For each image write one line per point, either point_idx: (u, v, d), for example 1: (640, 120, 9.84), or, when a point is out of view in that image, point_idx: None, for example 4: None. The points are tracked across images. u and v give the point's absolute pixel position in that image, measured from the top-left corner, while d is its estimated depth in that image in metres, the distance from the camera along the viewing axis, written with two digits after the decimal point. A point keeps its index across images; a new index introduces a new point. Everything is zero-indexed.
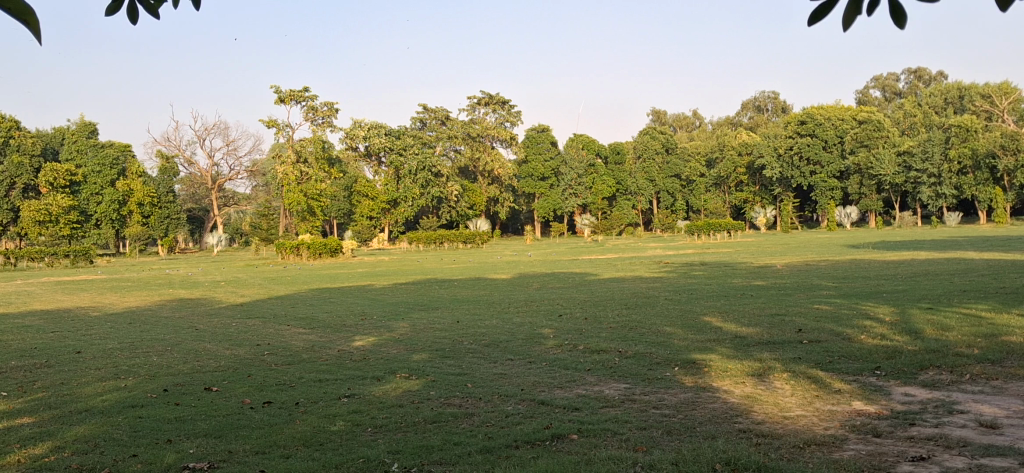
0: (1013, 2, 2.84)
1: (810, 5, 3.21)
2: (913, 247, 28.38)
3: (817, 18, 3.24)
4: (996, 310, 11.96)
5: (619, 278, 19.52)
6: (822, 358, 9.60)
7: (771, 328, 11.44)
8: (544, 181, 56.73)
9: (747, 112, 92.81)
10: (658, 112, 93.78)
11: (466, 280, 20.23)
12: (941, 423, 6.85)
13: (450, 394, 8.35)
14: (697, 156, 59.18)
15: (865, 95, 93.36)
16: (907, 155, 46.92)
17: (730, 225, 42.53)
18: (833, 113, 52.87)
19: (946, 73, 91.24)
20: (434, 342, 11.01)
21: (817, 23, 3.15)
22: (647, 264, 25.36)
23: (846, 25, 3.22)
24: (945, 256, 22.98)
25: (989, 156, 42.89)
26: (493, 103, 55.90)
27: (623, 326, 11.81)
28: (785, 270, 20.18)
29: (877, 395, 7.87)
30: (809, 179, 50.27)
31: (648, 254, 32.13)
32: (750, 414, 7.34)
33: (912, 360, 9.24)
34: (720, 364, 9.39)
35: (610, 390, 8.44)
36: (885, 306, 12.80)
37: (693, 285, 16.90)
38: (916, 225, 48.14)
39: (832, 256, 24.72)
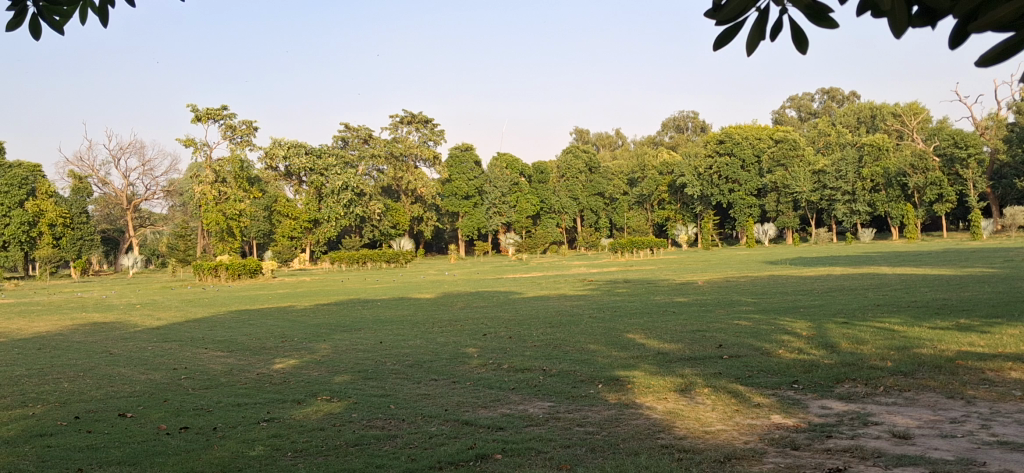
0: (907, 29, 2.84)
1: (717, 28, 3.31)
2: (830, 263, 29.17)
3: (726, 42, 3.34)
4: (908, 324, 12.31)
5: (544, 296, 19.59)
6: (742, 372, 9.76)
7: (692, 344, 11.60)
8: (468, 200, 56.25)
9: (667, 131, 94.49)
10: (580, 131, 94.63)
11: (391, 300, 20.08)
12: (857, 435, 7.00)
13: (373, 416, 8.24)
14: (619, 175, 59.87)
15: (782, 116, 96.22)
16: (821, 174, 48.40)
17: (652, 242, 43.02)
18: (751, 131, 53.85)
19: (857, 95, 94.38)
20: (357, 363, 10.88)
21: (718, 44, 3.25)
22: (571, 281, 25.53)
23: (751, 50, 3.31)
24: (859, 271, 23.58)
25: (900, 175, 44.29)
26: (416, 121, 55.80)
27: (547, 344, 11.84)
28: (706, 286, 20.56)
29: (795, 408, 8.03)
30: (728, 197, 51.57)
31: (571, 272, 32.30)
32: (672, 430, 7.41)
33: (829, 373, 9.46)
34: (643, 380, 9.48)
35: (534, 408, 8.43)
36: (801, 321, 13.07)
37: (616, 303, 17.07)
38: (831, 241, 49.46)
39: (750, 273, 25.23)
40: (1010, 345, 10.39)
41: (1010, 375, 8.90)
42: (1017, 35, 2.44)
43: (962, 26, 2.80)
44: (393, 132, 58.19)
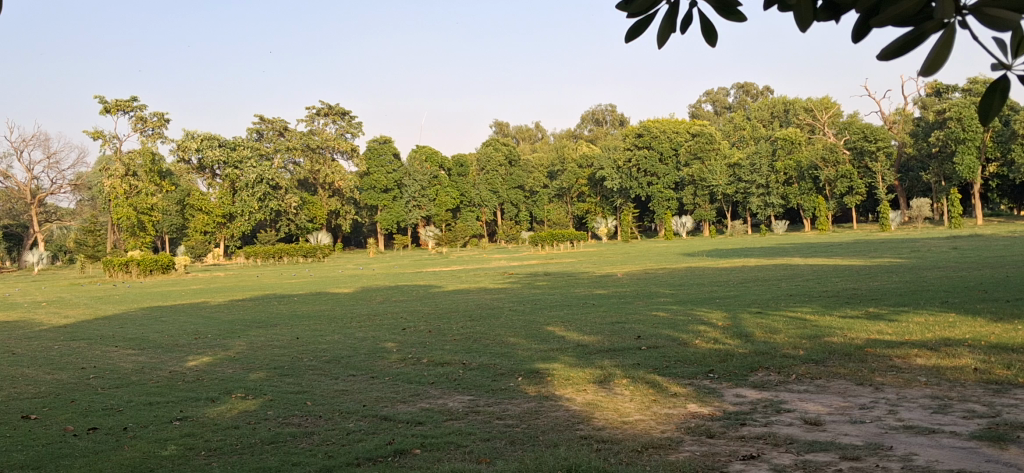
0: (813, 22, 2.90)
1: (629, 20, 3.31)
2: (744, 254, 29.75)
3: (637, 35, 3.34)
4: (818, 313, 12.63)
5: (463, 290, 19.58)
6: (659, 363, 9.88)
7: (612, 335, 11.71)
8: (387, 193, 55.50)
9: (587, 124, 95.28)
10: (500, 124, 94.72)
11: (308, 295, 19.82)
12: (770, 422, 7.14)
13: (289, 413, 8.10)
14: (538, 168, 60.12)
15: (698, 110, 97.96)
16: (736, 167, 49.45)
17: (572, 236, 43.32)
18: (668, 125, 54.63)
19: (771, 89, 96.64)
20: (272, 360, 10.69)
21: (634, 38, 3.26)
22: (491, 274, 25.54)
23: (662, 43, 3.33)
24: (773, 262, 24.11)
25: (812, 168, 45.59)
26: (334, 114, 55.20)
27: (467, 338, 11.80)
28: (624, 278, 20.79)
29: (710, 397, 8.16)
30: (646, 189, 52.34)
31: (491, 265, 32.32)
32: (591, 421, 7.44)
33: (743, 362, 9.64)
34: (562, 372, 9.51)
35: (454, 402, 8.39)
36: (717, 312, 13.31)
37: (536, 295, 17.15)
38: (747, 232, 50.59)
39: (668, 264, 25.61)
40: (916, 332, 10.75)
41: (915, 361, 9.20)
42: (917, 27, 2.47)
43: (866, 21, 2.84)
44: (310, 125, 57.42)
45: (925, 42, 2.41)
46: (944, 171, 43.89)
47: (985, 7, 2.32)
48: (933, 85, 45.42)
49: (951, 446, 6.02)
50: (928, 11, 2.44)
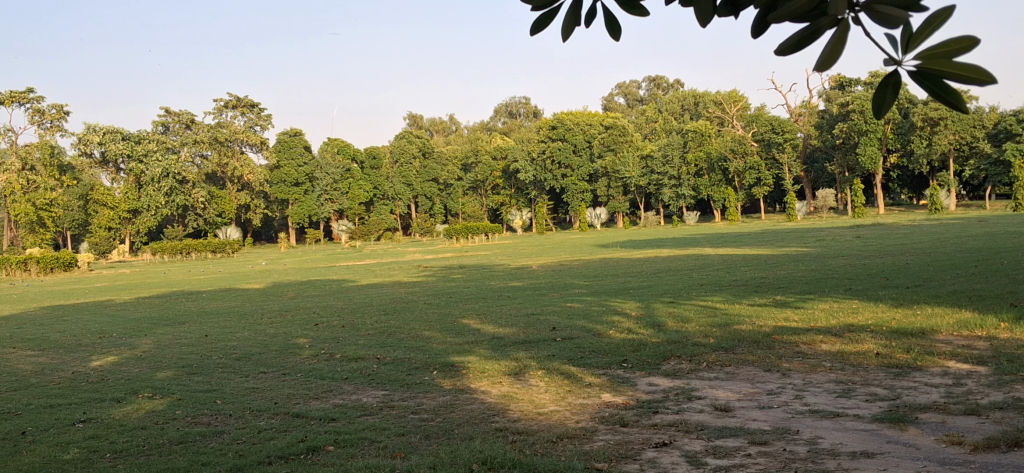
0: (711, 17, 2.93)
1: (534, 14, 3.29)
2: (656, 245, 30.25)
3: (542, 28, 3.32)
4: (728, 301, 12.91)
5: (377, 284, 19.44)
6: (574, 353, 9.95)
7: (526, 327, 11.75)
8: (298, 187, 53.99)
9: (501, 116, 95.68)
10: (414, 116, 94.33)
11: (218, 291, 19.43)
12: (681, 410, 7.26)
13: (198, 412, 7.92)
14: (453, 161, 60.02)
15: (611, 102, 99.27)
16: (649, 159, 50.21)
17: (486, 228, 43.35)
18: (582, 117, 55.04)
19: (682, 83, 98.47)
20: (181, 358, 10.44)
21: (537, 29, 3.25)
22: (406, 268, 25.43)
23: (568, 36, 3.32)
24: (684, 252, 24.58)
25: (721, 160, 46.63)
26: (242, 105, 54.16)
27: (381, 332, 11.71)
28: (539, 270, 20.94)
29: (623, 386, 8.25)
30: (560, 182, 52.69)
31: (406, 258, 32.24)
32: (507, 413, 7.45)
33: (656, 352, 9.78)
34: (477, 366, 9.51)
35: (368, 397, 8.31)
36: (630, 302, 13.49)
37: (451, 288, 17.14)
38: (659, 224, 51.48)
39: (581, 256, 25.89)
40: (821, 319, 11.05)
41: (821, 347, 9.45)
42: (812, 22, 2.48)
43: (764, 16, 2.86)
44: (218, 117, 56.22)
45: (818, 39, 2.45)
46: (848, 162, 45.37)
47: (876, 4, 2.36)
48: (837, 77, 46.79)
49: (853, 429, 6.20)
50: (822, 6, 2.46)
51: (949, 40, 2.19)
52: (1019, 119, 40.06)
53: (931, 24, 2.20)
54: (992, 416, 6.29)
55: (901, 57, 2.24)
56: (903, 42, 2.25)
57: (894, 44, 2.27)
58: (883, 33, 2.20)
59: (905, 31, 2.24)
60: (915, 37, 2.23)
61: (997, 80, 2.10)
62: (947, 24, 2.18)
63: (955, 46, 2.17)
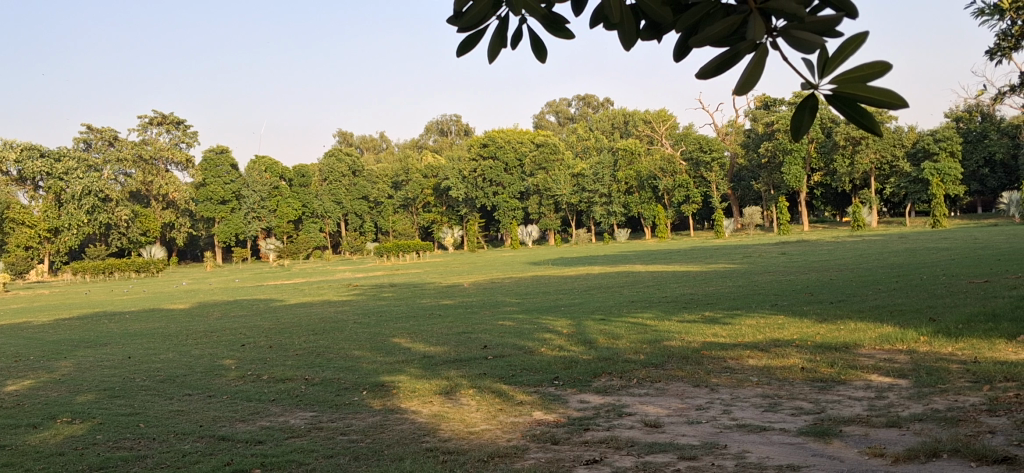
0: (634, 40, 2.92)
1: (460, 36, 3.24)
2: (588, 262, 30.46)
3: (467, 50, 3.24)
4: (658, 318, 13.01)
5: (306, 303, 19.14)
6: (506, 371, 9.92)
7: (458, 346, 11.68)
8: (225, 205, 53.30)
9: (432, 134, 95.83)
10: (344, 133, 93.79)
11: (141, 312, 18.92)
12: (612, 426, 7.27)
13: (120, 437, 7.67)
14: (383, 178, 59.68)
15: (542, 120, 100.31)
16: (579, 177, 50.71)
17: (417, 246, 43.20)
18: (514, 134, 54.89)
19: (612, 102, 99.92)
20: (102, 381, 10.12)
21: (464, 53, 3.21)
22: (336, 287, 25.15)
23: (493, 57, 3.29)
24: (615, 269, 24.79)
25: (651, 178, 47.50)
26: (167, 123, 53.16)
27: (310, 352, 11.53)
28: (471, 288, 20.88)
29: (555, 404, 8.23)
30: (492, 199, 52.79)
31: (336, 277, 31.97)
32: (437, 433, 7.37)
33: (587, 368, 9.80)
34: (408, 385, 9.40)
35: (296, 419, 8.14)
36: (562, 319, 13.50)
37: (381, 307, 16.98)
38: (590, 241, 52.00)
39: (514, 274, 25.93)
40: (748, 334, 11.22)
41: (748, 362, 9.58)
42: (731, 47, 2.50)
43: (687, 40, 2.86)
44: (142, 134, 55.04)
45: (738, 64, 2.46)
46: (773, 180, 46.38)
47: (794, 29, 2.39)
48: (762, 98, 47.66)
49: (779, 442, 6.28)
50: (741, 32, 2.47)
51: (865, 63, 2.22)
52: (936, 139, 41.25)
53: (845, 49, 2.25)
54: (913, 427, 6.44)
55: (817, 80, 2.28)
56: (819, 65, 2.28)
57: (812, 66, 2.30)
58: (802, 57, 2.22)
59: (822, 57, 2.27)
60: (832, 60, 2.26)
61: (910, 102, 2.15)
62: (862, 48, 2.22)
63: (869, 70, 2.21)
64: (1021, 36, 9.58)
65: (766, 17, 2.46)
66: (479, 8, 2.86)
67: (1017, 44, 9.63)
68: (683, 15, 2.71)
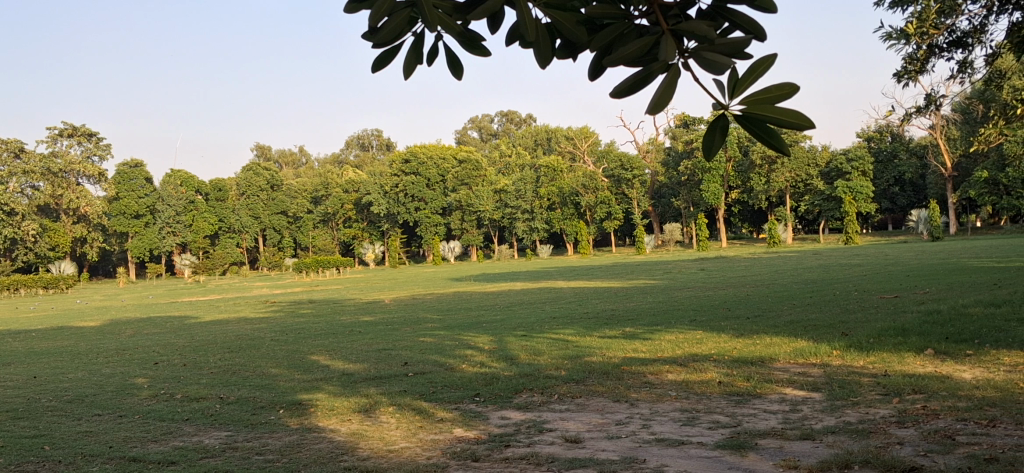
0: (554, 59, 2.73)
1: (375, 52, 2.98)
2: (510, 278, 30.51)
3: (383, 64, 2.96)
4: (579, 334, 13.06)
5: (222, 320, 18.68)
6: (426, 388, 9.82)
7: (378, 363, 11.53)
8: (139, 219, 51.84)
9: (353, 150, 95.36)
10: (262, 147, 92.62)
11: (46, 330, 18.20)
12: (532, 442, 7.24)
13: (23, 460, 7.35)
14: (302, 193, 59.06)
15: (464, 135, 100.83)
16: (502, 194, 51.09)
17: (338, 261, 42.59)
18: (435, 151, 55.27)
19: (534, 119, 100.99)
20: (4, 402, 9.69)
21: (378, 69, 3.00)
22: (253, 304, 24.64)
23: (409, 74, 3.04)
24: (537, 285, 24.88)
25: (574, 195, 48.30)
26: (78, 134, 51.42)
27: (226, 371, 11.25)
28: (392, 304, 20.67)
29: (475, 420, 8.19)
30: (414, 214, 52.60)
31: (252, 293, 31.39)
32: (356, 451, 7.24)
33: (508, 385, 9.78)
34: (326, 403, 9.23)
35: (210, 439, 7.92)
36: (483, 336, 13.41)
37: (300, 324, 16.68)
38: (512, 256, 52.27)
39: (435, 290, 25.80)
40: (667, 349, 11.35)
41: (668, 376, 9.68)
42: (644, 67, 2.44)
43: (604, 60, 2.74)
44: (51, 146, 53.17)
45: (651, 86, 2.39)
46: (693, 197, 47.28)
47: (705, 49, 2.36)
48: (681, 117, 48.45)
49: (697, 456, 6.34)
50: (653, 53, 2.43)
51: (772, 85, 2.24)
52: (848, 159, 42.54)
53: (755, 71, 2.26)
54: (826, 440, 6.57)
55: (727, 101, 2.28)
56: (729, 86, 2.28)
57: (722, 86, 2.29)
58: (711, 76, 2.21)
59: (731, 77, 2.27)
60: (741, 81, 2.27)
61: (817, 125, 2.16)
62: (769, 70, 2.24)
63: (776, 92, 2.23)
64: (926, 60, 9.94)
65: (678, 38, 2.43)
66: (395, 23, 2.62)
67: (922, 68, 9.98)
68: (596, 36, 2.62)
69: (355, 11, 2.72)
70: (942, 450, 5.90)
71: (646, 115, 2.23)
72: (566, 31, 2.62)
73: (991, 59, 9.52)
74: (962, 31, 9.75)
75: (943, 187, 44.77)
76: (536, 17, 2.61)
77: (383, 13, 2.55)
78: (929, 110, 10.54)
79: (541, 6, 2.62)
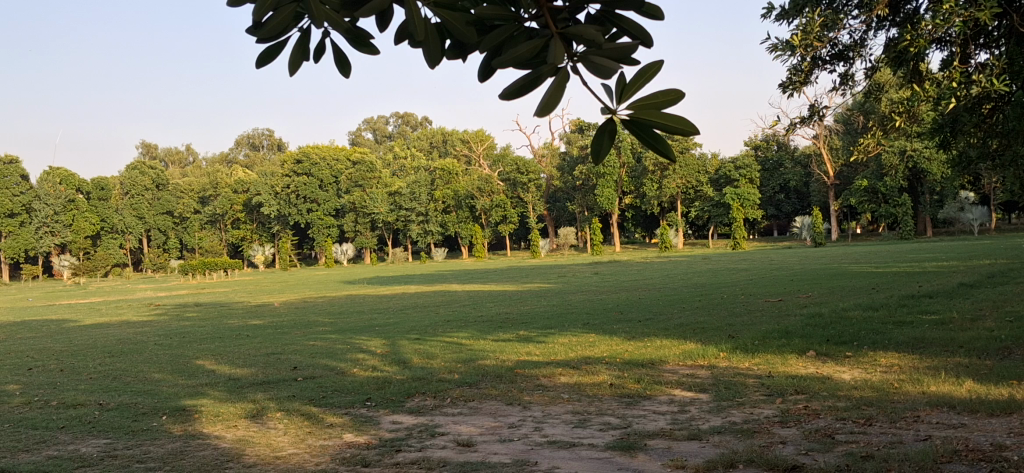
0: (446, 60, 2.61)
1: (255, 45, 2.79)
2: (404, 281, 30.32)
3: (267, 61, 2.80)
4: (473, 337, 13.03)
5: (102, 323, 17.94)
6: (315, 393, 9.62)
7: (266, 367, 11.26)
8: (13, 219, 47.80)
9: (242, 149, 93.29)
10: (148, 144, 89.46)
11: None
12: (424, 446, 7.17)
13: None
14: (189, 193, 57.46)
15: (357, 137, 100.00)
16: (396, 196, 50.75)
17: (225, 264, 41.51)
18: (328, 151, 53.79)
19: (430, 122, 100.84)
20: None
21: (261, 64, 2.83)
22: (135, 307, 23.75)
23: (293, 71, 2.84)
24: (431, 288, 24.80)
25: (468, 198, 48.29)
26: None
27: (105, 376, 10.80)
28: (281, 307, 20.26)
29: (366, 426, 8.05)
30: (306, 216, 51.58)
31: (135, 295, 30.30)
32: (242, 458, 7.03)
33: (400, 389, 9.67)
34: (211, 409, 8.95)
35: (87, 447, 7.56)
36: (375, 339, 13.27)
37: (185, 328, 16.17)
38: (406, 259, 52.05)
39: (327, 293, 25.39)
40: (559, 352, 11.41)
41: (560, 379, 9.74)
42: (534, 70, 2.37)
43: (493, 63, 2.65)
44: None
45: (537, 87, 2.32)
46: (587, 202, 48.00)
47: (592, 54, 2.33)
48: (576, 122, 48.96)
49: (588, 457, 6.39)
50: (543, 56, 2.38)
51: (658, 91, 2.22)
52: (736, 166, 43.73)
53: (643, 75, 2.23)
54: (712, 440, 6.72)
55: (615, 106, 2.22)
56: (617, 90, 2.23)
57: (609, 91, 2.24)
58: (599, 82, 2.15)
59: (619, 81, 2.24)
60: (628, 86, 2.22)
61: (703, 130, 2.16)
62: (656, 77, 2.22)
63: (662, 98, 2.21)
64: (809, 72, 10.28)
65: (567, 43, 2.37)
66: (280, 18, 2.51)
67: (806, 79, 10.33)
68: (487, 37, 2.54)
69: (237, 5, 2.58)
70: (822, 448, 6.11)
71: (533, 116, 2.16)
72: (455, 32, 2.55)
73: (870, 72, 9.90)
74: (843, 45, 10.12)
75: (826, 195, 46.53)
76: (425, 16, 2.52)
77: (267, 9, 2.44)
78: (812, 121, 10.90)
79: (429, 5, 2.53)
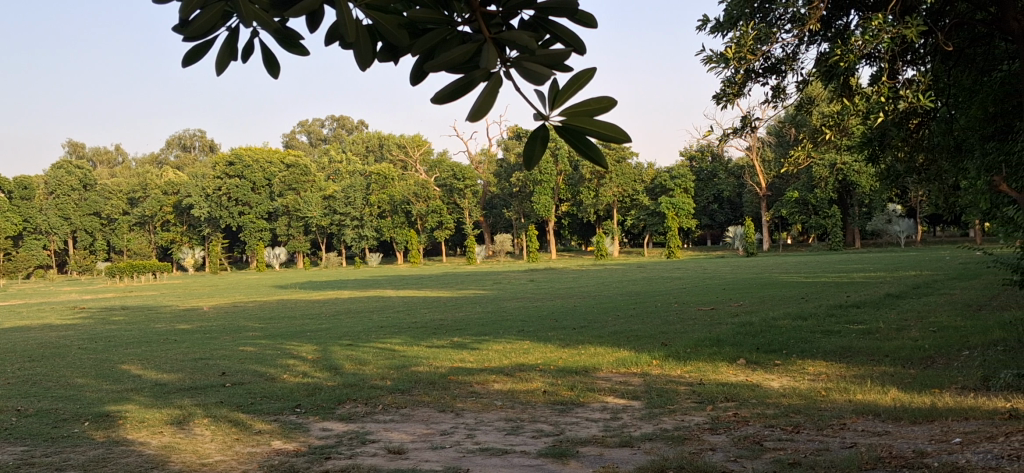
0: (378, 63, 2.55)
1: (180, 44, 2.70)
2: (338, 286, 30.02)
3: (193, 60, 2.72)
4: (407, 344, 12.93)
5: (22, 327, 17.38)
6: (244, 400, 9.43)
7: (193, 373, 11.01)
8: None
9: (173, 150, 91.59)
10: (74, 144, 86.82)
11: None
12: (354, 454, 7.07)
13: None
14: (116, 194, 56.08)
15: (291, 140, 98.80)
16: (330, 200, 50.29)
17: (154, 267, 40.65)
18: (262, 152, 52.76)
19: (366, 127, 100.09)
20: None
21: (189, 61, 2.73)
22: (58, 310, 23.07)
23: (221, 70, 2.75)
24: (365, 294, 24.57)
25: (404, 203, 48.04)
26: None
27: (24, 381, 10.43)
28: (210, 312, 19.87)
29: (296, 432, 7.91)
30: (238, 219, 50.54)
31: (57, 299, 29.44)
32: (166, 466, 6.85)
33: (331, 395, 9.53)
34: (136, 415, 8.71)
35: (3, 454, 7.29)
36: (307, 345, 13.07)
37: (110, 332, 15.76)
38: (340, 264, 51.60)
39: (258, 297, 25.00)
40: (493, 359, 11.36)
41: (493, 386, 9.71)
42: (465, 74, 2.33)
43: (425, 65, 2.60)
44: None
45: (471, 90, 2.28)
46: (523, 209, 48.17)
47: (525, 59, 2.30)
48: (514, 129, 49.10)
49: (519, 465, 6.36)
50: (474, 60, 2.35)
51: (591, 99, 2.20)
52: (671, 176, 44.25)
53: (574, 84, 2.21)
54: (643, 446, 6.75)
55: (548, 111, 2.19)
56: (550, 97, 2.20)
57: (543, 97, 2.21)
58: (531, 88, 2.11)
59: (552, 87, 2.22)
60: (562, 93, 2.20)
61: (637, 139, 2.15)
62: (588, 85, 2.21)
63: (594, 106, 2.19)
64: (743, 84, 10.44)
65: (500, 47, 2.35)
66: (207, 16, 2.44)
67: (739, 91, 10.48)
68: (418, 40, 2.50)
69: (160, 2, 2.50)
70: (751, 455, 6.17)
71: (465, 119, 2.12)
72: (387, 34, 2.49)
73: (801, 85, 10.08)
74: (776, 58, 10.29)
75: (758, 206, 47.29)
76: (357, 17, 2.45)
77: (194, 6, 2.37)
78: (745, 132, 11.06)
79: (360, 6, 2.46)
